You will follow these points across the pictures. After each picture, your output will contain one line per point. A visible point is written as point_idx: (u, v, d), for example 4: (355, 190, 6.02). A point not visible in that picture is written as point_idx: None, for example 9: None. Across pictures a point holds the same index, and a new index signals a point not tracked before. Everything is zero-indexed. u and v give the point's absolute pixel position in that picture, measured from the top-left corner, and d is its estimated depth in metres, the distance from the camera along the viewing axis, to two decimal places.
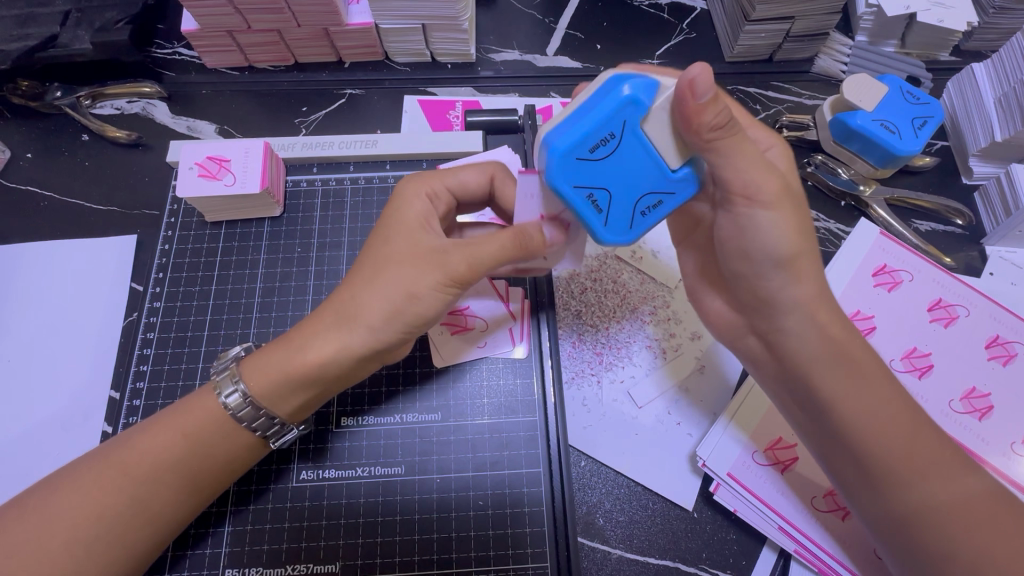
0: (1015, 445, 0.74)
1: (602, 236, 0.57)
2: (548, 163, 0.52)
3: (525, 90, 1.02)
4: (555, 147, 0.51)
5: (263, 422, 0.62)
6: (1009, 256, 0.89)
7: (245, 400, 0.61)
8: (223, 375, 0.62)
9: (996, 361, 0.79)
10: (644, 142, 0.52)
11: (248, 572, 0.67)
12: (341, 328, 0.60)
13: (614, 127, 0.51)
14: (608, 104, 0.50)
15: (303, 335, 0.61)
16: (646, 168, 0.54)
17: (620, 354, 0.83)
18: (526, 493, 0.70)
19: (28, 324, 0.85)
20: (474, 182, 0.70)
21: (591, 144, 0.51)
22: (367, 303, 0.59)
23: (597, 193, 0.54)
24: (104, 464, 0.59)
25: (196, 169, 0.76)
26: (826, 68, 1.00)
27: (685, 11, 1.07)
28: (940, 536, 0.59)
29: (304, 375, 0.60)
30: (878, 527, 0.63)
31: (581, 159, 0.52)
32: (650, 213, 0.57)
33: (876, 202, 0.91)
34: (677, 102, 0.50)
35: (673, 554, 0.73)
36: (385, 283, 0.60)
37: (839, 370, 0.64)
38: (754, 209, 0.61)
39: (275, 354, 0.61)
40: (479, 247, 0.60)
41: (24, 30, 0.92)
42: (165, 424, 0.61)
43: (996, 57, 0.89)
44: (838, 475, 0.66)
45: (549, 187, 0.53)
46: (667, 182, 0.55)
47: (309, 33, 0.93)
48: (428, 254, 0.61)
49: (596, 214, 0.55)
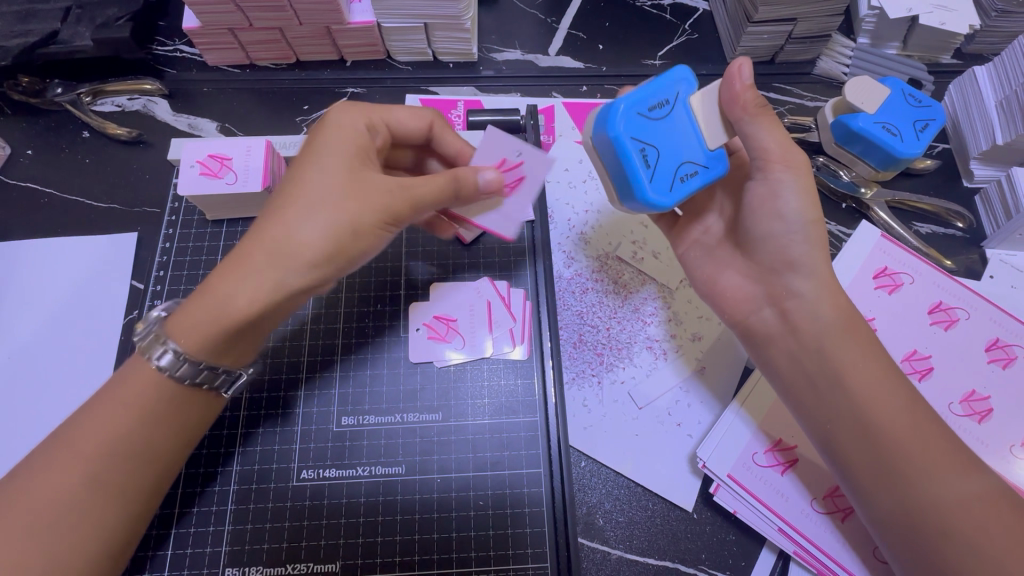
0: (1014, 448, 0.74)
1: (647, 190, 0.63)
2: (612, 114, 0.62)
3: (527, 90, 1.02)
4: (619, 102, 0.62)
5: (207, 374, 0.61)
6: (1009, 259, 0.89)
7: (179, 359, 0.59)
8: (149, 338, 0.60)
9: (996, 364, 0.79)
10: (691, 116, 0.65)
11: (247, 571, 0.67)
12: (273, 267, 0.57)
13: (666, 98, 0.64)
14: (665, 78, 0.65)
15: (223, 284, 0.58)
16: (688, 137, 0.65)
17: (621, 354, 0.83)
18: (527, 493, 0.71)
19: (29, 321, 0.85)
20: (413, 125, 0.73)
21: (648, 105, 0.63)
22: (301, 241, 0.58)
23: (648, 148, 0.63)
24: (56, 452, 0.56)
25: (197, 168, 0.76)
26: (828, 70, 1.00)
27: (689, 11, 1.07)
28: (957, 533, 0.57)
29: (237, 319, 0.58)
30: (888, 528, 0.62)
31: (641, 115, 0.63)
32: (686, 181, 0.64)
33: (878, 204, 0.91)
34: (727, 83, 0.64)
35: (672, 554, 0.73)
36: (317, 221, 0.59)
37: (862, 365, 0.65)
38: (783, 173, 0.67)
39: (209, 313, 0.58)
40: (416, 188, 0.63)
41: (25, 26, 0.91)
42: (107, 400, 0.59)
43: (997, 60, 0.89)
44: (843, 467, 0.65)
45: (609, 137, 0.62)
46: (704, 155, 0.65)
47: (311, 31, 0.93)
48: (363, 190, 0.61)
49: (645, 167, 0.62)
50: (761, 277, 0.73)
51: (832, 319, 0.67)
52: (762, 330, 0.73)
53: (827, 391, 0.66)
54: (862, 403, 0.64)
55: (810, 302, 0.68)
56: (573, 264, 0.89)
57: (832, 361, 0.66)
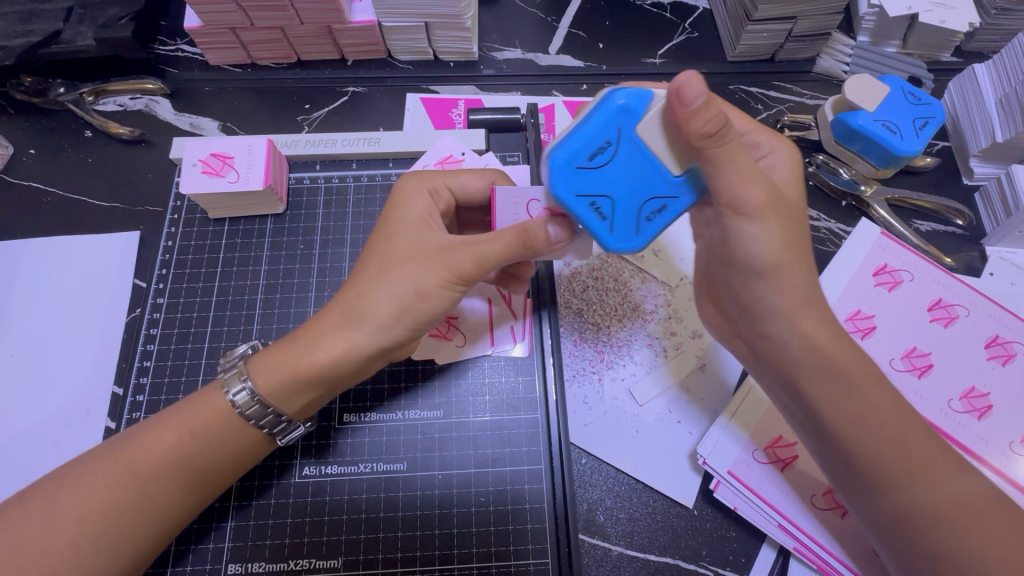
0: (1013, 445, 0.75)
1: (611, 243, 0.58)
2: (550, 168, 0.55)
3: (527, 89, 1.02)
4: (556, 159, 0.55)
5: (270, 419, 0.63)
6: (1009, 257, 0.89)
7: (252, 398, 0.62)
8: (231, 372, 0.63)
9: (996, 361, 0.79)
10: (641, 148, 0.55)
11: (250, 567, 0.67)
12: (349, 328, 0.61)
13: (610, 135, 0.54)
14: (603, 114, 0.54)
15: (310, 334, 0.62)
16: (643, 174, 0.56)
17: (622, 352, 0.84)
18: (527, 490, 0.71)
19: (33, 318, 0.85)
20: (475, 187, 0.71)
21: (588, 152, 0.54)
22: (377, 301, 0.60)
23: (599, 200, 0.56)
24: (114, 461, 0.59)
25: (199, 167, 0.76)
26: (828, 68, 1.00)
27: (689, 10, 1.07)
28: (946, 536, 0.58)
29: (314, 373, 0.61)
30: (881, 529, 0.63)
31: (580, 169, 0.55)
32: (654, 219, 0.57)
33: (877, 202, 0.91)
34: (668, 107, 0.52)
35: (673, 551, 0.74)
36: (394, 281, 0.61)
37: (856, 371, 0.62)
38: (755, 207, 0.60)
39: (291, 363, 0.61)
40: (483, 247, 0.61)
41: (27, 27, 0.92)
42: (175, 416, 0.62)
43: (997, 58, 0.89)
44: (834, 472, 0.66)
45: (553, 196, 0.56)
46: (670, 187, 0.56)
47: (313, 30, 0.93)
48: (435, 254, 0.62)
49: (601, 221, 0.57)
50: None
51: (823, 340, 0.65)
52: (750, 339, 0.73)
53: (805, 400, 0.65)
54: (850, 423, 0.62)
55: (796, 326, 0.67)
56: (574, 262, 0.89)
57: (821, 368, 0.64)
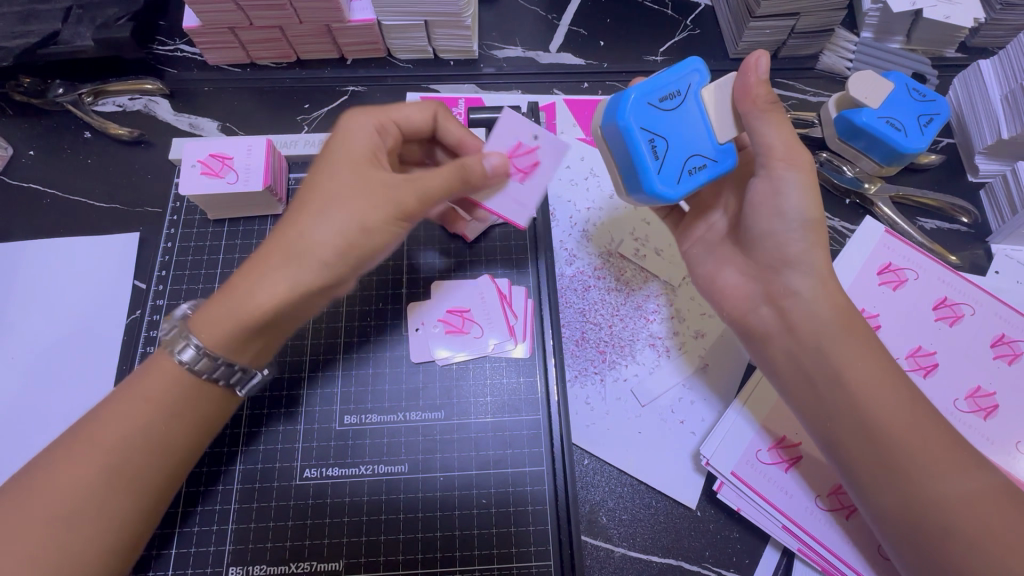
0: (1019, 445, 0.74)
1: (653, 180, 0.63)
2: (624, 102, 0.62)
3: (527, 87, 1.02)
4: (629, 94, 0.63)
5: (224, 370, 0.60)
6: (1015, 254, 0.88)
7: (199, 354, 0.59)
8: (174, 332, 0.60)
9: (1002, 360, 0.78)
10: (703, 110, 0.65)
11: (251, 570, 0.67)
12: (288, 266, 0.58)
13: (680, 90, 0.64)
14: (679, 71, 0.64)
15: (247, 280, 0.58)
16: (698, 131, 0.65)
17: (624, 351, 0.83)
18: (529, 492, 0.70)
19: (33, 320, 0.85)
20: (419, 119, 0.71)
21: (661, 96, 0.64)
22: (320, 241, 0.58)
23: (657, 139, 0.63)
24: (75, 443, 0.56)
25: (198, 167, 0.76)
26: (831, 65, 0.99)
27: (691, 7, 1.06)
28: (955, 534, 0.56)
29: (258, 320, 0.58)
30: (887, 523, 0.61)
31: (651, 107, 0.63)
32: (694, 173, 0.64)
33: (881, 200, 0.90)
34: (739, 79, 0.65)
35: (676, 552, 0.73)
36: (337, 215, 0.59)
37: (855, 366, 0.63)
38: (789, 171, 0.65)
39: (225, 306, 0.59)
40: (424, 181, 0.62)
41: (25, 27, 0.91)
42: (128, 394, 0.59)
43: (1003, 54, 0.88)
44: (845, 466, 0.64)
45: (619, 129, 0.63)
46: (713, 149, 0.65)
47: (311, 29, 0.93)
48: (376, 189, 0.61)
49: (653, 158, 0.63)
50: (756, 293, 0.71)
51: (837, 329, 0.65)
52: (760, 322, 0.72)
53: (824, 390, 0.65)
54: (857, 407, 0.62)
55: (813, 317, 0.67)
56: (576, 261, 0.89)
57: (838, 362, 0.64)
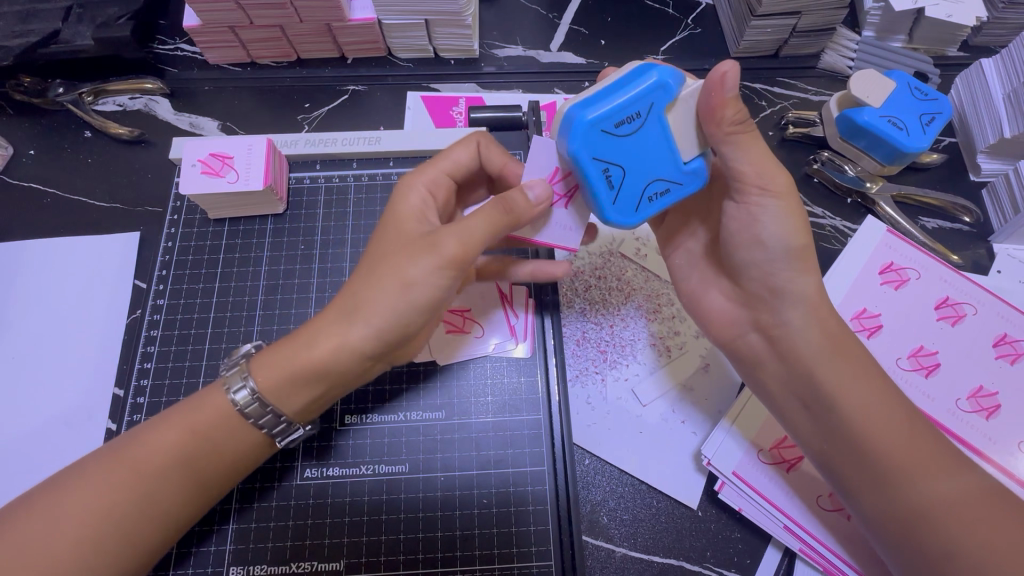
0: (1021, 445, 0.74)
1: (610, 213, 0.61)
2: (576, 127, 0.56)
3: (528, 86, 1.01)
4: (584, 119, 0.56)
5: (270, 418, 0.62)
6: (1017, 254, 0.88)
7: (253, 397, 0.61)
8: (233, 371, 0.62)
9: (1003, 360, 0.78)
10: (668, 128, 0.59)
11: (253, 570, 0.67)
12: (344, 324, 0.60)
13: (641, 108, 0.57)
14: (639, 85, 0.56)
15: (310, 333, 0.61)
16: (662, 152, 0.60)
17: (625, 351, 0.83)
18: (530, 492, 0.70)
19: (33, 319, 0.85)
20: (465, 160, 0.71)
21: (618, 117, 0.56)
22: (370, 299, 0.59)
23: (613, 168, 0.59)
24: (110, 464, 0.58)
25: (199, 167, 0.76)
26: (833, 64, 0.99)
27: (692, 5, 1.06)
28: (948, 535, 0.57)
29: (310, 370, 0.60)
30: (879, 525, 0.62)
31: (605, 132, 0.57)
32: (654, 199, 0.61)
33: (884, 199, 0.89)
34: (710, 92, 0.57)
35: (677, 552, 0.73)
36: (383, 275, 0.60)
37: (844, 374, 0.64)
38: (766, 199, 0.63)
39: (286, 354, 0.61)
40: (466, 227, 0.60)
41: (25, 26, 0.91)
42: (176, 421, 0.61)
43: (1005, 53, 0.88)
44: (834, 472, 0.65)
45: (570, 157, 0.57)
46: (677, 171, 0.61)
47: (312, 28, 0.93)
48: (419, 243, 0.61)
49: (608, 189, 0.59)
50: (757, 292, 0.70)
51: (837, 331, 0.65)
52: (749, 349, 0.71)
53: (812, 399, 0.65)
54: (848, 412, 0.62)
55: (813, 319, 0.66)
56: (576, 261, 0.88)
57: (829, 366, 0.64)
